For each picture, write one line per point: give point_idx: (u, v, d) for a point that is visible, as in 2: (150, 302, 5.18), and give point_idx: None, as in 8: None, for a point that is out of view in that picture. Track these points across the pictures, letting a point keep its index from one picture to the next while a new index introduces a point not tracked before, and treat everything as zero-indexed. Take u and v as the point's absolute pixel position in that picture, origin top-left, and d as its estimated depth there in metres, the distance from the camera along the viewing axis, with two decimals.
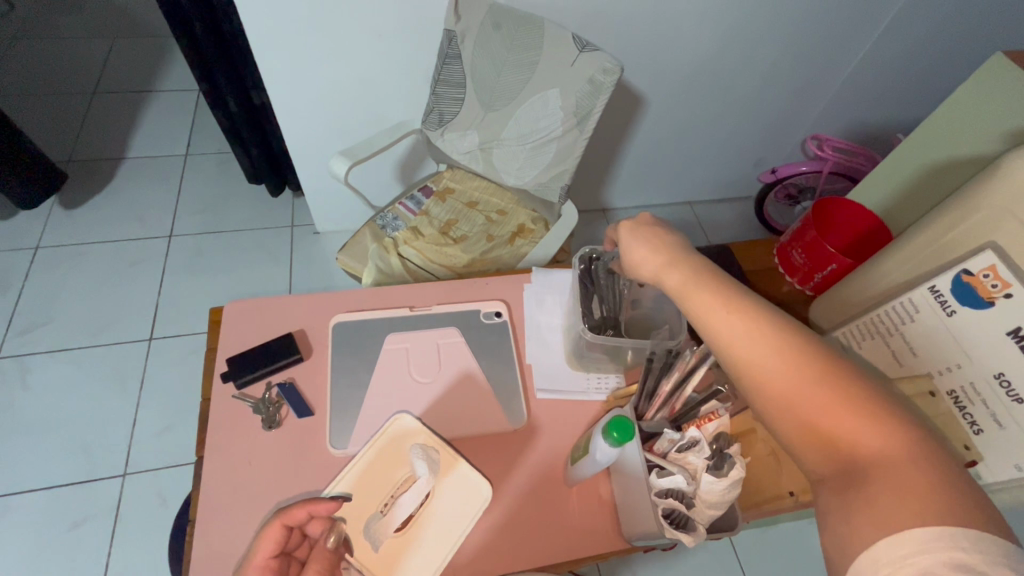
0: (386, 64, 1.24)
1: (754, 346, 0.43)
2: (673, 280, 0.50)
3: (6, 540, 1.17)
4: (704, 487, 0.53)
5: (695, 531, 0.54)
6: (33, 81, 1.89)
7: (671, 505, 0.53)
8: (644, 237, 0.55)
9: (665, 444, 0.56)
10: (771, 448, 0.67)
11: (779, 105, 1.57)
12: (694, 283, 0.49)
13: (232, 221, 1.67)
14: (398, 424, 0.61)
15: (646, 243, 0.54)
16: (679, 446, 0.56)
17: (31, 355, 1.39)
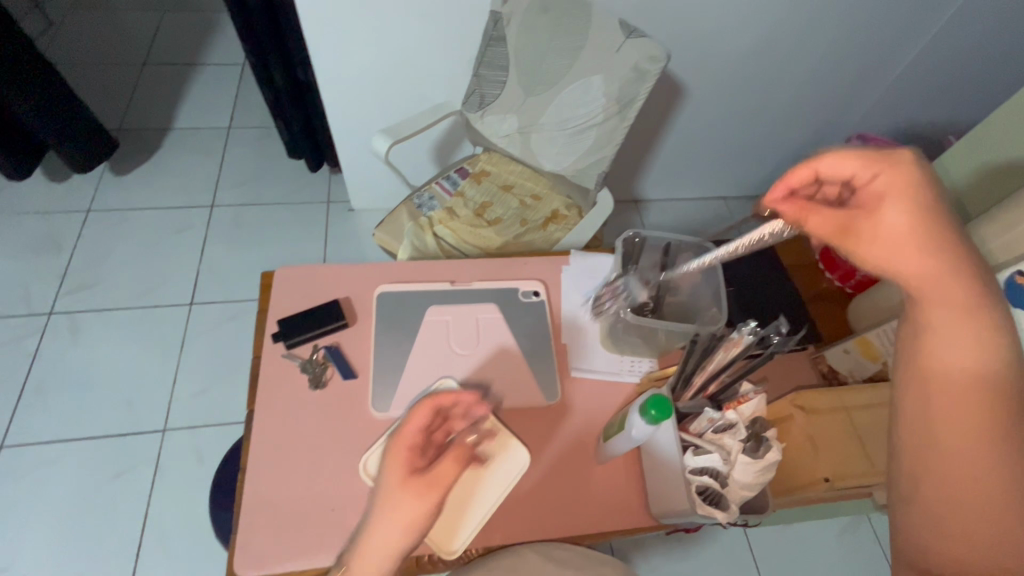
0: (431, 44, 1.26)
1: (949, 356, 0.43)
2: (918, 255, 0.42)
3: (55, 483, 1.25)
4: (739, 469, 0.57)
5: (728, 510, 0.57)
6: (88, 51, 1.96)
7: (706, 484, 0.57)
8: (915, 187, 0.43)
9: (704, 424, 0.59)
10: (806, 436, 0.71)
11: (824, 101, 1.53)
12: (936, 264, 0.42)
13: (271, 195, 1.72)
14: (442, 388, 0.63)
15: (915, 195, 0.43)
16: (716, 428, 0.59)
17: (81, 312, 1.47)
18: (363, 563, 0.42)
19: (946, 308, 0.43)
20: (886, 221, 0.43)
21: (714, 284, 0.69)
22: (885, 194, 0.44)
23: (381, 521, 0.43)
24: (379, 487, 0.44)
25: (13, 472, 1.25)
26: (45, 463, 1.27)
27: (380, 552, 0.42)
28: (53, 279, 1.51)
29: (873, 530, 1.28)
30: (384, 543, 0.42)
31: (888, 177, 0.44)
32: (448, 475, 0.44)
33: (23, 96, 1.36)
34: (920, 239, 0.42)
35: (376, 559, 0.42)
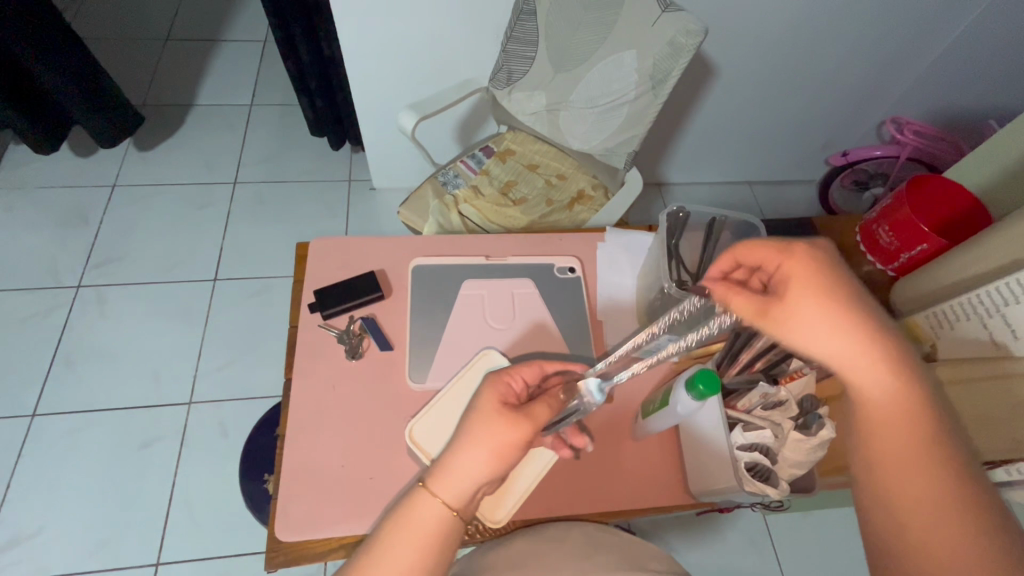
0: (460, 19, 1.23)
1: (894, 438, 0.40)
2: (841, 341, 0.42)
3: (84, 452, 1.28)
4: (790, 444, 0.57)
5: (779, 486, 0.57)
6: (110, 26, 1.96)
7: (755, 459, 0.57)
8: (819, 275, 0.44)
9: (755, 400, 0.59)
10: None
11: (860, 82, 1.48)
12: (858, 352, 0.41)
13: (293, 172, 1.72)
14: (486, 359, 0.64)
15: (817, 280, 0.43)
16: (767, 404, 0.58)
17: (107, 286, 1.48)
18: (443, 482, 0.44)
19: (883, 402, 0.41)
20: (796, 300, 0.43)
21: None
22: (789, 281, 0.44)
23: (469, 446, 0.45)
24: (470, 415, 0.47)
25: (44, 440, 1.28)
26: (74, 432, 1.30)
27: (463, 471, 0.44)
28: (81, 253, 1.53)
29: None
30: (467, 467, 0.44)
31: (792, 266, 0.45)
32: (541, 413, 0.47)
33: (51, 68, 1.36)
34: (838, 326, 0.42)
35: (455, 479, 0.44)
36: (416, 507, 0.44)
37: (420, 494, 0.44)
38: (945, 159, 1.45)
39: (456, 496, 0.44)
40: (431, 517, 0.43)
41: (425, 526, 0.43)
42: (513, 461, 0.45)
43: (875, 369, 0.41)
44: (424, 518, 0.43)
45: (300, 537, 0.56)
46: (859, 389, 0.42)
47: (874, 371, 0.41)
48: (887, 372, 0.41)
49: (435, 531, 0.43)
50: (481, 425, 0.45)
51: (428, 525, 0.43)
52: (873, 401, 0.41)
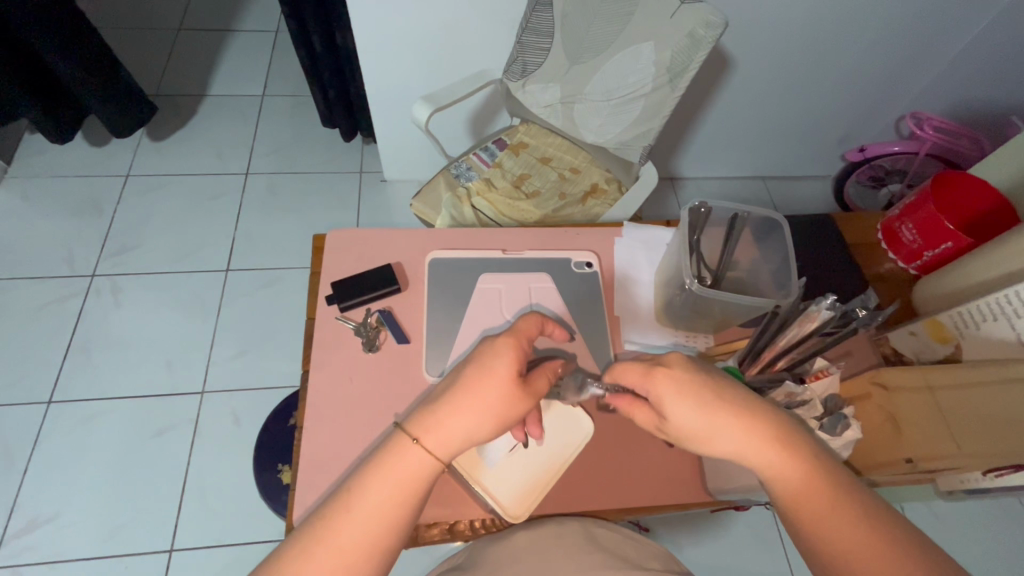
0: (475, 10, 1.22)
1: (792, 484, 0.44)
2: (737, 430, 0.45)
3: (99, 439, 1.29)
4: None
5: None
6: (124, 15, 1.96)
7: None
8: (687, 387, 0.47)
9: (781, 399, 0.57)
10: (887, 415, 0.64)
11: (879, 77, 1.46)
12: (753, 437, 0.45)
13: (304, 164, 1.71)
14: None
15: (686, 394, 0.47)
16: (793, 402, 0.56)
17: (121, 275, 1.50)
18: (433, 434, 0.44)
19: (790, 476, 0.44)
20: (673, 404, 0.47)
21: (774, 261, 0.69)
22: (663, 399, 0.48)
23: (469, 407, 0.45)
24: (476, 371, 0.46)
25: (60, 427, 1.30)
26: (89, 419, 1.31)
27: (460, 430, 0.45)
28: (95, 242, 1.54)
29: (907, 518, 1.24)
30: (465, 426, 0.45)
31: (662, 382, 0.48)
32: (541, 385, 0.49)
33: (66, 57, 1.36)
34: (724, 427, 0.46)
35: (445, 435, 0.44)
36: (401, 454, 0.44)
37: (407, 441, 0.44)
38: (966, 156, 1.41)
39: (446, 450, 0.45)
40: (415, 464, 0.43)
41: (407, 474, 0.43)
42: (510, 427, 0.48)
43: (774, 447, 0.45)
44: (409, 466, 0.44)
45: None
46: (745, 456, 0.46)
47: (769, 448, 0.45)
48: (783, 447, 0.45)
49: (417, 478, 0.44)
50: (488, 390, 0.46)
51: (412, 472, 0.44)
52: (778, 477, 0.45)
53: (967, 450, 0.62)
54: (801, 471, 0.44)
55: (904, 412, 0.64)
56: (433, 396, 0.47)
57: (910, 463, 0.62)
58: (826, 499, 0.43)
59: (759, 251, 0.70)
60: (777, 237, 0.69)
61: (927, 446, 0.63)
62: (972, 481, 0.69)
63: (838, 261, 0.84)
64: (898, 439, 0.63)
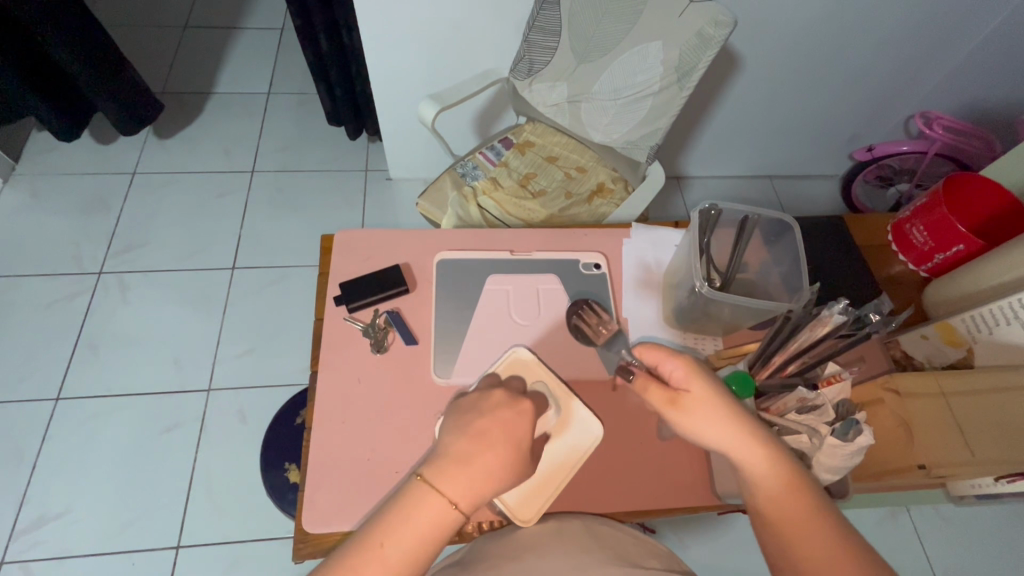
0: (481, 8, 1.21)
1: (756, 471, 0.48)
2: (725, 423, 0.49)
3: (107, 435, 1.30)
4: (825, 450, 0.55)
5: None
6: (130, 13, 1.96)
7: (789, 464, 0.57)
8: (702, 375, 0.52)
9: (791, 404, 0.57)
10: (900, 420, 0.64)
11: (889, 76, 1.44)
12: (735, 423, 0.49)
13: (310, 162, 1.72)
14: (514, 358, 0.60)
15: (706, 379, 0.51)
16: (805, 407, 0.57)
17: (128, 273, 1.50)
18: (452, 481, 0.43)
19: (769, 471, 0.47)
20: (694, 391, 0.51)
21: (786, 263, 0.68)
22: (687, 382, 0.51)
23: (480, 468, 0.44)
24: (483, 436, 0.45)
25: (68, 423, 1.30)
26: (97, 416, 1.32)
27: (475, 486, 0.43)
28: (102, 239, 1.54)
29: (913, 521, 1.23)
30: (476, 483, 0.44)
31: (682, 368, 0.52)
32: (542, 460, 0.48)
33: (74, 56, 1.37)
34: (725, 414, 0.50)
35: (465, 483, 0.43)
36: (428, 501, 0.42)
37: (429, 482, 0.43)
38: (976, 155, 1.41)
39: (468, 502, 0.43)
40: (437, 514, 0.42)
41: (430, 519, 0.42)
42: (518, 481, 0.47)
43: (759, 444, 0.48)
44: (426, 513, 0.42)
45: (328, 529, 0.57)
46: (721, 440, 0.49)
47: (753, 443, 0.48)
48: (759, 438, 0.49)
49: (440, 527, 0.42)
50: (496, 456, 0.44)
51: (434, 518, 0.42)
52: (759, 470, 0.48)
53: (978, 456, 0.63)
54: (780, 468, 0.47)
55: (917, 417, 0.64)
56: (456, 448, 0.44)
57: (923, 469, 0.63)
58: (801, 494, 0.46)
59: (769, 253, 0.69)
60: (787, 239, 0.68)
61: (939, 451, 0.63)
62: (983, 487, 0.69)
63: (848, 263, 0.84)
64: (912, 445, 0.64)
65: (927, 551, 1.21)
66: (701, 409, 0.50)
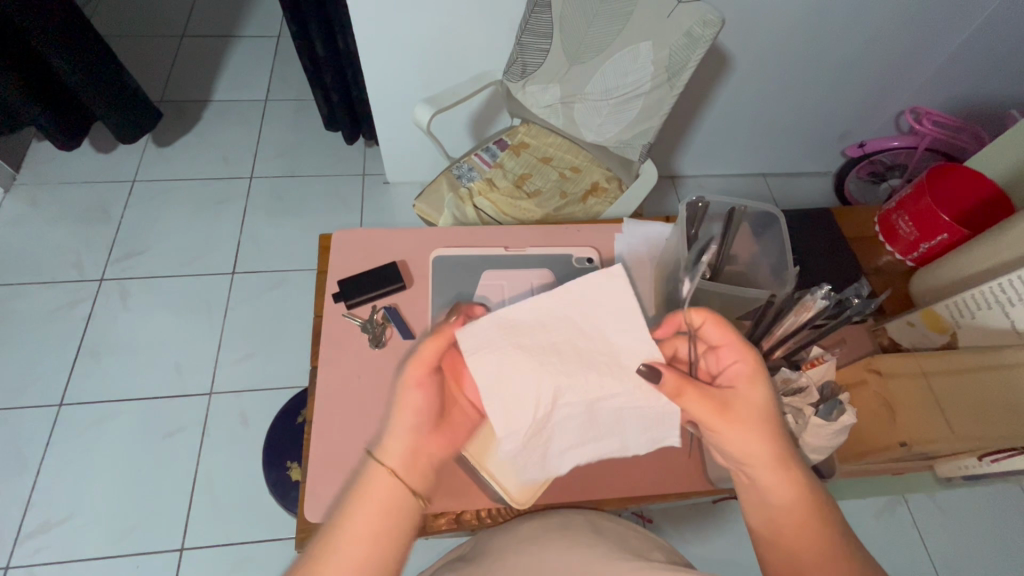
0: (473, 13, 1.24)
1: (782, 500, 0.50)
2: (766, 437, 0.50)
3: (110, 440, 1.31)
4: (813, 432, 0.57)
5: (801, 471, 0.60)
6: (128, 23, 1.98)
7: None
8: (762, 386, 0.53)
9: (777, 385, 0.59)
10: (883, 400, 0.65)
11: (877, 72, 1.46)
12: (772, 445, 0.50)
13: (309, 167, 1.74)
14: None
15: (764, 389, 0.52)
16: (790, 388, 0.59)
17: (129, 280, 1.52)
18: (385, 452, 0.49)
19: (789, 494, 0.49)
20: (746, 397, 0.52)
21: (774, 254, 0.70)
22: (742, 383, 0.53)
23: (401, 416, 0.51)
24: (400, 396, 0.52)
25: (70, 429, 1.32)
26: (99, 421, 1.33)
27: (397, 441, 0.49)
28: (103, 247, 1.56)
29: (910, 513, 1.24)
30: (401, 429, 0.50)
31: (750, 371, 0.53)
32: (442, 360, 0.53)
33: (73, 65, 1.38)
34: (770, 429, 0.51)
35: (392, 448, 0.49)
36: (377, 478, 0.47)
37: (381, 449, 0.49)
38: (964, 149, 1.43)
39: (396, 460, 0.48)
40: (381, 487, 0.47)
41: (379, 490, 0.47)
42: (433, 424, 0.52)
43: (786, 468, 0.50)
44: (375, 489, 0.47)
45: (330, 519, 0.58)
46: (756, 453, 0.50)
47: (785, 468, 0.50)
48: (789, 464, 0.50)
49: (391, 499, 0.47)
50: (403, 393, 0.52)
51: (381, 487, 0.47)
52: (780, 492, 0.50)
53: (958, 433, 0.64)
54: (807, 495, 0.50)
55: (899, 396, 0.65)
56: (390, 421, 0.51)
57: (904, 446, 0.63)
58: (818, 523, 0.49)
59: (757, 245, 0.71)
60: (774, 231, 0.70)
61: (919, 429, 0.64)
62: (972, 468, 0.70)
63: (835, 255, 0.86)
64: (892, 423, 0.65)
65: (924, 542, 1.22)
66: (751, 419, 0.51)
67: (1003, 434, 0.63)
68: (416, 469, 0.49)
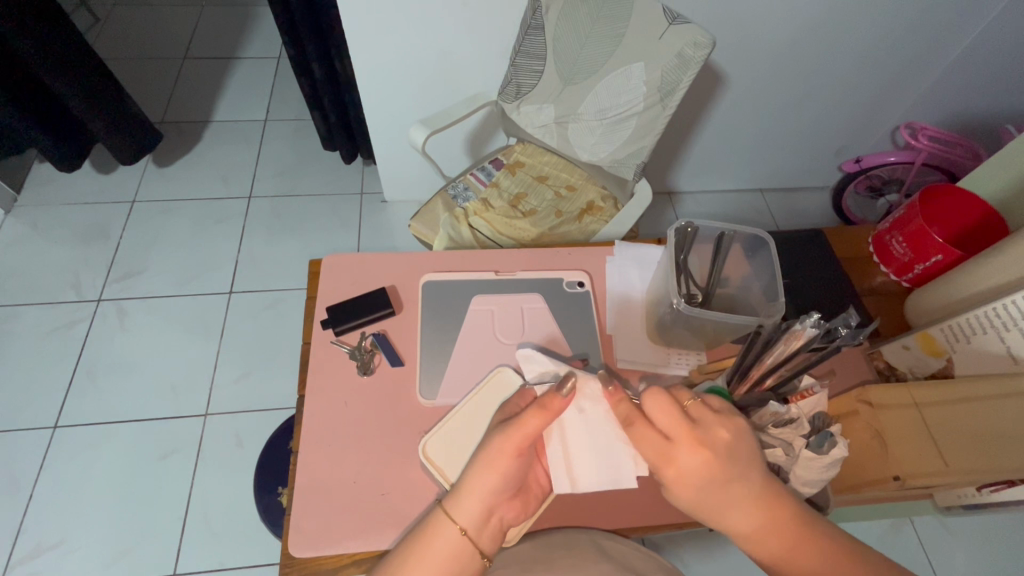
0: (469, 34, 1.25)
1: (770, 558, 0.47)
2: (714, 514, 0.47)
3: (104, 462, 1.30)
4: (802, 463, 0.56)
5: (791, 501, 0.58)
6: (130, 47, 2.02)
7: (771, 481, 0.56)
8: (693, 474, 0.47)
9: (766, 417, 0.57)
10: (874, 432, 0.64)
11: (873, 88, 1.46)
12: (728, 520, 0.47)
13: (307, 186, 1.75)
14: (500, 376, 0.65)
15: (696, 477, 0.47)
16: (779, 421, 0.57)
17: (126, 300, 1.52)
18: (461, 510, 0.48)
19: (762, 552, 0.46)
20: (682, 490, 0.48)
21: (767, 277, 0.70)
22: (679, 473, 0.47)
23: (475, 471, 0.49)
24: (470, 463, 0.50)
25: (66, 451, 1.31)
26: (94, 443, 1.32)
27: (476, 503, 0.48)
28: (102, 267, 1.56)
29: (917, 533, 1.22)
30: (478, 489, 0.49)
31: (674, 474, 0.48)
32: (534, 425, 0.49)
33: (73, 88, 1.40)
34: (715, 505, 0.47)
35: (475, 507, 0.48)
36: (437, 532, 0.48)
37: (438, 524, 0.48)
38: (960, 164, 1.43)
39: (469, 519, 0.48)
40: (449, 544, 0.47)
41: (442, 554, 0.47)
42: (509, 471, 0.49)
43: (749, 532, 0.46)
44: (436, 544, 0.47)
45: (313, 553, 0.57)
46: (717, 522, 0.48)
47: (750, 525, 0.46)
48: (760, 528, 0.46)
49: (454, 561, 0.47)
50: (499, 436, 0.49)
51: (443, 549, 0.47)
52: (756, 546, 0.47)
53: (955, 466, 0.62)
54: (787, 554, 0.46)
55: (891, 427, 0.64)
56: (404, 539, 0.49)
57: (898, 480, 0.61)
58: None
59: (749, 267, 0.71)
60: (764, 254, 0.69)
61: (915, 464, 0.62)
62: (969, 497, 0.69)
63: (828, 277, 0.86)
64: (885, 455, 0.63)
65: (932, 564, 1.19)
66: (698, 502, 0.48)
67: (1000, 467, 0.61)
68: (488, 530, 0.49)
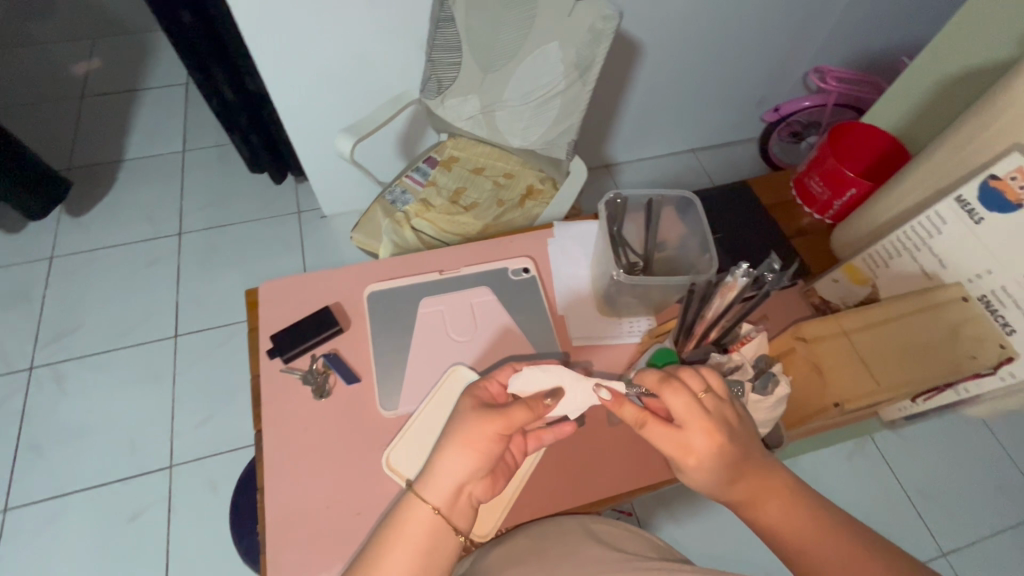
0: (381, 34, 1.22)
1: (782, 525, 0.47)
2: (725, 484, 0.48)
3: (68, 536, 1.22)
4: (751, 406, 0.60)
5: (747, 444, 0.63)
6: (18, 94, 1.86)
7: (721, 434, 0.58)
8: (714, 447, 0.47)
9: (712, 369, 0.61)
10: (814, 365, 0.67)
11: (779, 38, 1.52)
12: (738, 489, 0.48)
13: (240, 213, 1.67)
14: (457, 375, 0.65)
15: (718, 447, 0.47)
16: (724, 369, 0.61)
17: (63, 362, 1.42)
18: (430, 486, 0.49)
19: (777, 515, 0.47)
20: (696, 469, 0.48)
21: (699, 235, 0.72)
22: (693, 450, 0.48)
23: (450, 454, 0.49)
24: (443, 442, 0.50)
25: (23, 533, 1.22)
26: (53, 519, 1.24)
27: (448, 480, 0.49)
28: (29, 333, 1.45)
29: (879, 449, 1.30)
30: (450, 469, 0.49)
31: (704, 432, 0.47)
32: (519, 416, 0.50)
33: None
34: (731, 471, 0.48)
35: (441, 484, 0.49)
36: (409, 515, 0.48)
37: (410, 506, 0.48)
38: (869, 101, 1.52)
39: (439, 500, 0.48)
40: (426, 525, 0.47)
41: (418, 531, 0.47)
42: (486, 452, 0.50)
43: (760, 492, 0.48)
44: (412, 522, 0.47)
45: None
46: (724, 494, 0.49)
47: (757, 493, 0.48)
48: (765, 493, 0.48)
49: (433, 540, 0.47)
50: (479, 419, 0.50)
51: (422, 531, 0.47)
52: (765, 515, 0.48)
53: (886, 384, 0.66)
54: (788, 508, 0.47)
55: (828, 359, 0.67)
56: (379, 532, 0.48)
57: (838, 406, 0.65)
58: (820, 527, 0.46)
59: (682, 227, 0.73)
60: (693, 214, 0.72)
61: (851, 388, 0.66)
62: (908, 408, 0.75)
63: (758, 226, 0.90)
64: (825, 385, 0.67)
65: (895, 473, 1.28)
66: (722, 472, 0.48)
67: (921, 375, 0.67)
68: (459, 506, 0.49)
